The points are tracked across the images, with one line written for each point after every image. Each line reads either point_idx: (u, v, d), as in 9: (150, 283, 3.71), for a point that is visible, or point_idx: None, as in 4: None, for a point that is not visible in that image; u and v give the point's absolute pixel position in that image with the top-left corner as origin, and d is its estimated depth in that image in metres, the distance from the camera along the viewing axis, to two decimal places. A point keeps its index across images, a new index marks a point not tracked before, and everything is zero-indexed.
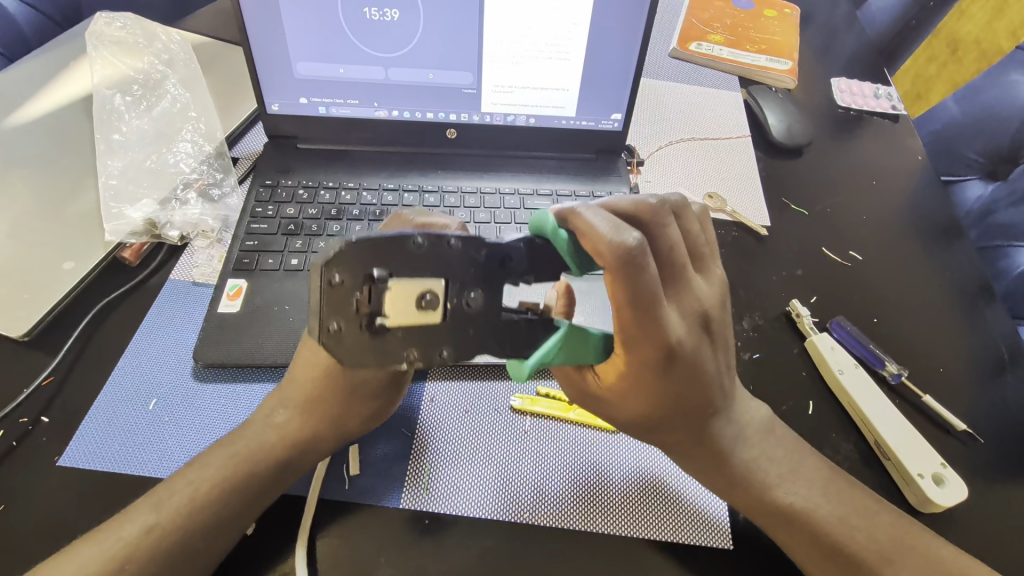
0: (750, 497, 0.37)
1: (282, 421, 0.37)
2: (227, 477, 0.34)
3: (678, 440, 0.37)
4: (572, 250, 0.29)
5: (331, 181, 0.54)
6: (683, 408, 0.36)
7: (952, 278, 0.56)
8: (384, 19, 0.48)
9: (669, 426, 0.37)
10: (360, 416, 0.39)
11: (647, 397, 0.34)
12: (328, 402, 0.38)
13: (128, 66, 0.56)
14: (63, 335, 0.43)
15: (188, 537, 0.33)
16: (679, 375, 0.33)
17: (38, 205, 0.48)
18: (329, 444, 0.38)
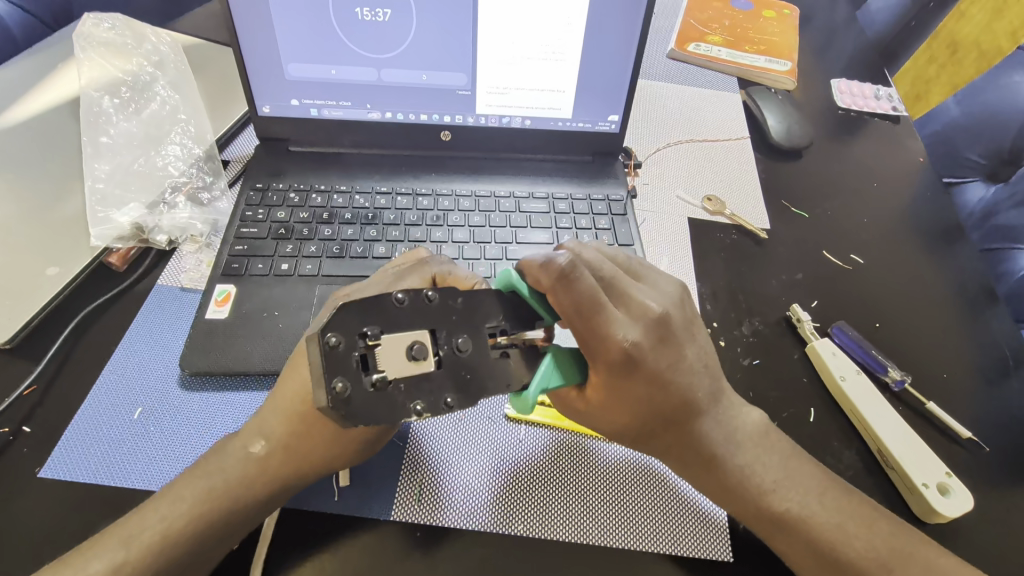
0: (745, 508, 0.36)
1: (262, 453, 0.35)
2: (204, 492, 0.33)
3: (670, 451, 0.37)
4: (535, 297, 0.31)
5: (323, 184, 0.53)
6: (669, 418, 0.36)
7: (955, 282, 0.55)
8: (376, 20, 0.47)
9: (659, 437, 0.37)
10: (348, 451, 0.36)
11: (630, 405, 0.34)
12: (314, 437, 0.35)
13: (117, 68, 0.56)
14: (47, 341, 0.42)
15: (167, 555, 0.32)
16: (652, 379, 0.34)
17: (24, 208, 0.47)
18: (310, 481, 0.36)
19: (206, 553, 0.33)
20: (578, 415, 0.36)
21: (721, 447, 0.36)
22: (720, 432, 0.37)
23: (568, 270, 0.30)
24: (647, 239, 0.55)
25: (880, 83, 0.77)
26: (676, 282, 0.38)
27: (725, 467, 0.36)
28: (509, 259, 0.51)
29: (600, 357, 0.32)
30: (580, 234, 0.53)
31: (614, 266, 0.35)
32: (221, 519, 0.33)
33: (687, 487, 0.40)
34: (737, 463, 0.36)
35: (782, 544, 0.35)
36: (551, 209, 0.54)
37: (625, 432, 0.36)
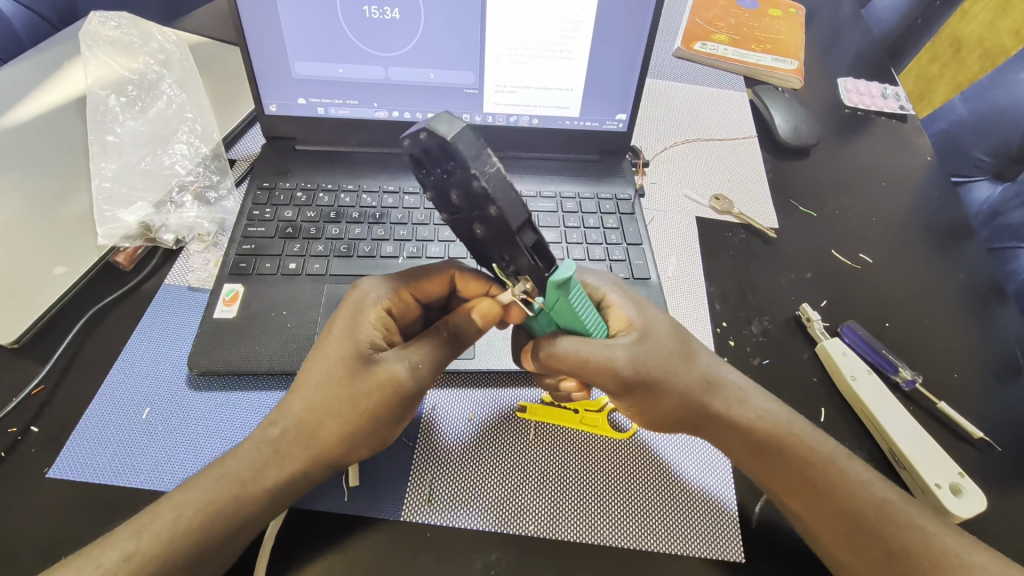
0: (777, 488, 0.37)
1: (281, 437, 0.34)
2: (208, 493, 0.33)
3: (699, 385, 0.38)
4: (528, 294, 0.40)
5: (330, 183, 0.53)
6: (681, 348, 0.38)
7: (964, 281, 0.55)
8: (384, 18, 0.46)
9: (685, 364, 0.38)
10: (357, 437, 0.35)
11: (644, 319, 0.38)
12: (331, 410, 0.34)
13: (123, 66, 0.55)
14: (53, 341, 0.42)
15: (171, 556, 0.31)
16: (643, 300, 0.40)
17: (30, 207, 0.46)
18: (318, 474, 0.35)
19: (220, 552, 0.32)
20: (627, 352, 0.35)
21: (744, 409, 0.38)
22: (733, 386, 0.39)
23: None
24: (655, 239, 0.55)
25: (886, 82, 0.77)
26: None
27: (766, 442, 0.37)
28: None
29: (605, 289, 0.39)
30: (589, 233, 0.52)
31: None
32: (230, 519, 0.32)
33: (698, 487, 0.39)
34: (767, 451, 0.37)
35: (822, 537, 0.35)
36: (559, 208, 0.54)
37: (660, 356, 0.37)
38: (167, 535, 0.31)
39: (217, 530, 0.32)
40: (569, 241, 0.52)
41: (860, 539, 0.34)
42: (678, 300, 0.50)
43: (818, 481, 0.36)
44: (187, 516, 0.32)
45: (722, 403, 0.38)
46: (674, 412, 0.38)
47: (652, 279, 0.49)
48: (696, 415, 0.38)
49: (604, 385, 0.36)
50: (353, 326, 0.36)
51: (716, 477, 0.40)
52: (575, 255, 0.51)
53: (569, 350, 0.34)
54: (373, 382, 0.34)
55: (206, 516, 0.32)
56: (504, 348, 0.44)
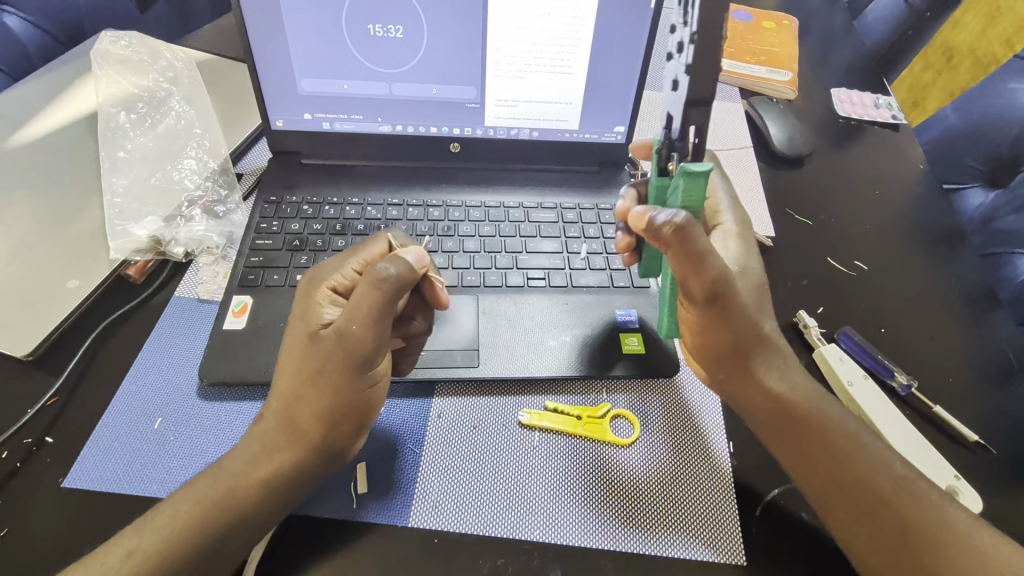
0: (795, 454, 0.39)
1: (279, 440, 0.35)
2: (216, 497, 0.33)
3: (749, 329, 0.40)
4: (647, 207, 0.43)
5: (335, 197, 0.54)
6: (756, 280, 0.43)
7: (958, 287, 0.56)
8: (388, 36, 0.48)
9: (754, 300, 0.42)
10: (330, 417, 0.35)
11: (732, 255, 0.44)
12: (300, 397, 0.35)
13: (133, 84, 0.57)
14: (67, 355, 0.43)
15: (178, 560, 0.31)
16: (752, 241, 0.46)
17: (44, 223, 0.47)
18: (312, 465, 0.35)
19: (222, 553, 0.33)
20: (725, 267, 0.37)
21: (771, 372, 0.41)
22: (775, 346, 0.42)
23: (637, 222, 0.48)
24: None
25: (879, 92, 0.78)
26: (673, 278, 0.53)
27: (790, 406, 0.40)
28: (519, 268, 0.51)
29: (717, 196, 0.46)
30: (589, 242, 0.53)
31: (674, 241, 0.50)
32: (235, 521, 0.33)
33: (699, 492, 0.40)
34: (791, 419, 0.39)
35: (834, 508, 0.37)
36: (559, 218, 0.55)
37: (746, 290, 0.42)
38: (171, 535, 0.32)
39: (217, 524, 0.33)
40: (571, 250, 0.52)
41: (870, 506, 0.35)
42: None
43: (838, 448, 0.38)
44: (190, 513, 0.33)
45: (759, 361, 0.41)
46: (718, 343, 0.40)
47: (652, 287, 0.50)
48: (738, 360, 0.41)
49: (694, 289, 0.38)
50: (304, 312, 0.37)
51: (713, 480, 0.41)
52: (576, 265, 0.51)
53: (692, 235, 0.35)
54: (323, 354, 0.35)
55: (215, 521, 0.33)
56: (507, 356, 0.45)
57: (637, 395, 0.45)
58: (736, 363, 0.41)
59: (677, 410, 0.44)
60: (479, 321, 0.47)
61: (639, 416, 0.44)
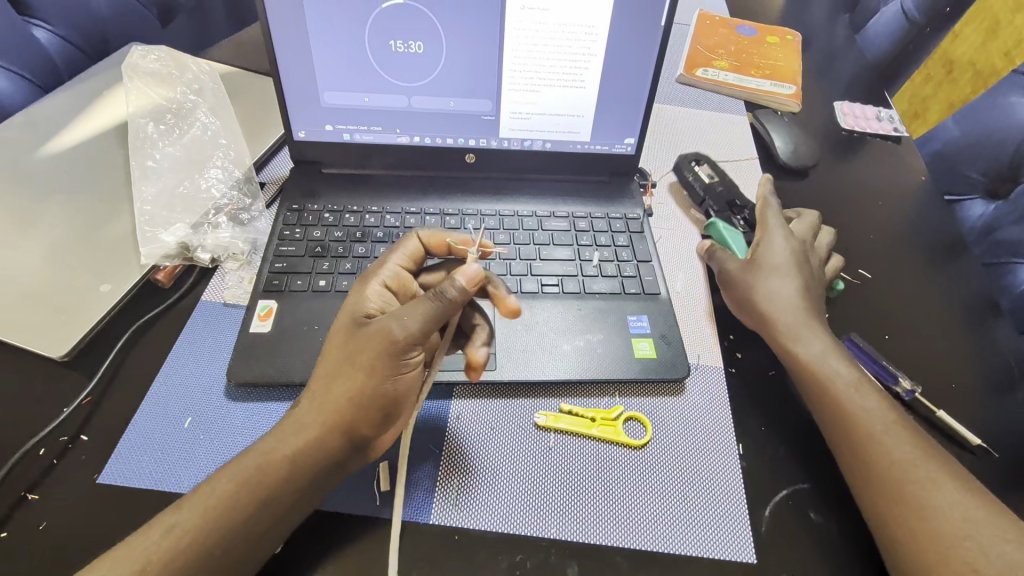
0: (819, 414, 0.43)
1: (309, 422, 0.37)
2: (246, 482, 0.34)
3: (764, 305, 0.49)
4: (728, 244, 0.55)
5: (355, 205, 0.56)
6: (777, 264, 0.50)
7: (960, 296, 0.58)
8: (409, 51, 0.50)
9: (766, 281, 0.50)
10: (365, 400, 0.37)
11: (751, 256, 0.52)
12: (337, 376, 0.37)
13: (161, 96, 0.59)
14: (100, 356, 0.44)
15: (207, 538, 0.32)
16: (783, 241, 0.52)
17: (77, 229, 0.49)
18: (337, 445, 0.37)
19: (251, 531, 0.34)
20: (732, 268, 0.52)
21: (802, 344, 0.46)
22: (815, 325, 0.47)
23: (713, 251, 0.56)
24: (663, 256, 0.58)
25: (880, 105, 0.80)
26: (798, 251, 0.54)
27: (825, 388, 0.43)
28: (534, 274, 0.52)
29: (767, 215, 0.55)
30: (601, 250, 0.55)
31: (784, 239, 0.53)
32: (262, 499, 0.34)
33: (710, 492, 0.42)
34: (813, 385, 0.44)
35: (847, 458, 0.40)
36: (572, 227, 0.57)
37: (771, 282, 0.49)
38: (202, 516, 0.33)
39: (252, 499, 0.34)
40: (583, 258, 0.54)
41: (892, 483, 0.38)
42: (683, 314, 0.53)
43: (862, 430, 0.40)
44: (228, 490, 0.34)
45: (784, 335, 0.47)
46: (750, 317, 0.50)
47: (662, 294, 0.52)
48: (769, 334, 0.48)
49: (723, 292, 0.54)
50: (355, 301, 0.40)
51: (722, 477, 0.42)
52: (589, 272, 0.53)
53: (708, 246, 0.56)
54: (364, 339, 0.37)
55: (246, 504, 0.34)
56: (523, 360, 0.46)
57: (649, 396, 0.47)
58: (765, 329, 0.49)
59: (689, 411, 0.46)
60: (496, 325, 0.48)
61: (651, 418, 0.45)
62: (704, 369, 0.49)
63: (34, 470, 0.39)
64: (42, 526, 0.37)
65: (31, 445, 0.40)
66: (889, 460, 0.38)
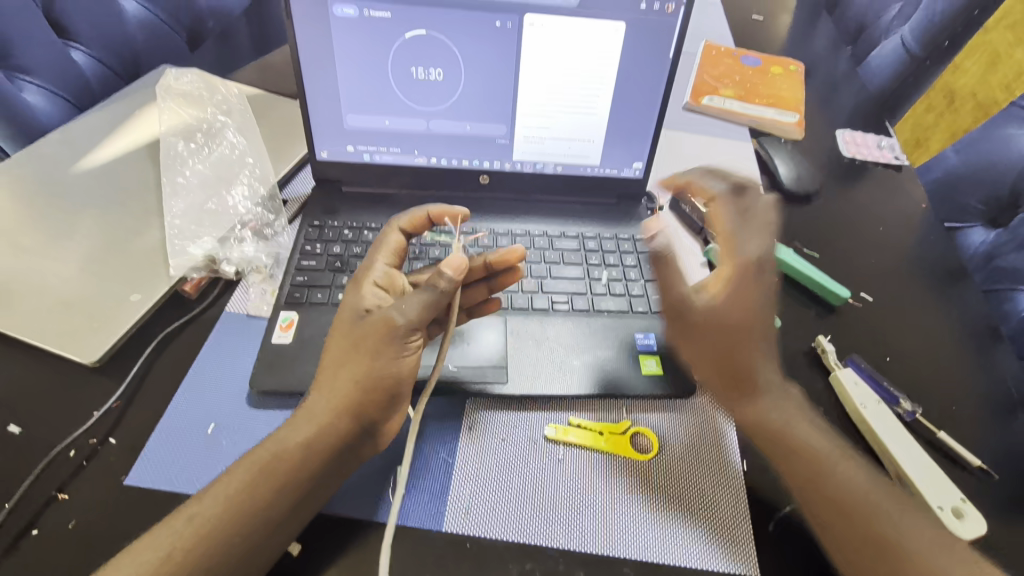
0: (789, 474, 0.42)
1: (319, 411, 0.38)
2: (260, 472, 0.36)
3: (744, 368, 0.45)
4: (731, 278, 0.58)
5: (373, 223, 0.58)
6: (734, 296, 0.45)
7: (960, 320, 0.59)
8: (429, 78, 0.53)
9: (729, 340, 0.45)
10: (370, 384, 0.39)
11: (726, 296, 0.46)
12: (342, 362, 0.39)
13: (191, 116, 0.62)
14: (128, 363, 0.46)
15: (228, 528, 0.34)
16: (758, 280, 0.45)
17: (110, 241, 0.52)
18: (345, 429, 0.38)
19: (268, 515, 0.35)
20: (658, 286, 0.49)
21: (767, 403, 0.44)
22: (773, 377, 0.45)
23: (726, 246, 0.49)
24: None
25: (882, 134, 0.83)
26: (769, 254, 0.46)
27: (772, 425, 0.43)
28: (544, 292, 0.54)
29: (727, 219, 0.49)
30: (610, 269, 0.57)
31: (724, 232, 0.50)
32: (280, 486, 0.36)
33: (715, 503, 0.43)
34: (779, 446, 0.43)
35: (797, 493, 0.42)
36: (582, 246, 0.59)
37: (716, 311, 0.45)
38: (218, 508, 0.35)
39: (268, 488, 0.36)
40: (592, 277, 0.56)
41: (840, 519, 0.39)
42: None
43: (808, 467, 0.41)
44: (244, 480, 0.36)
45: (755, 394, 0.44)
46: (705, 376, 0.47)
47: None
48: (740, 397, 0.45)
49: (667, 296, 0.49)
50: (354, 299, 0.42)
51: (725, 485, 0.44)
52: (598, 291, 0.55)
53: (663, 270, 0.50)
54: (366, 326, 0.39)
55: (264, 494, 0.36)
56: (534, 375, 0.48)
57: (656, 411, 0.48)
58: (729, 392, 0.45)
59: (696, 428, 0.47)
60: (508, 340, 0.50)
61: (658, 432, 0.47)
62: None
63: (64, 471, 0.41)
64: (70, 526, 0.38)
65: (61, 447, 0.41)
66: (836, 495, 0.40)
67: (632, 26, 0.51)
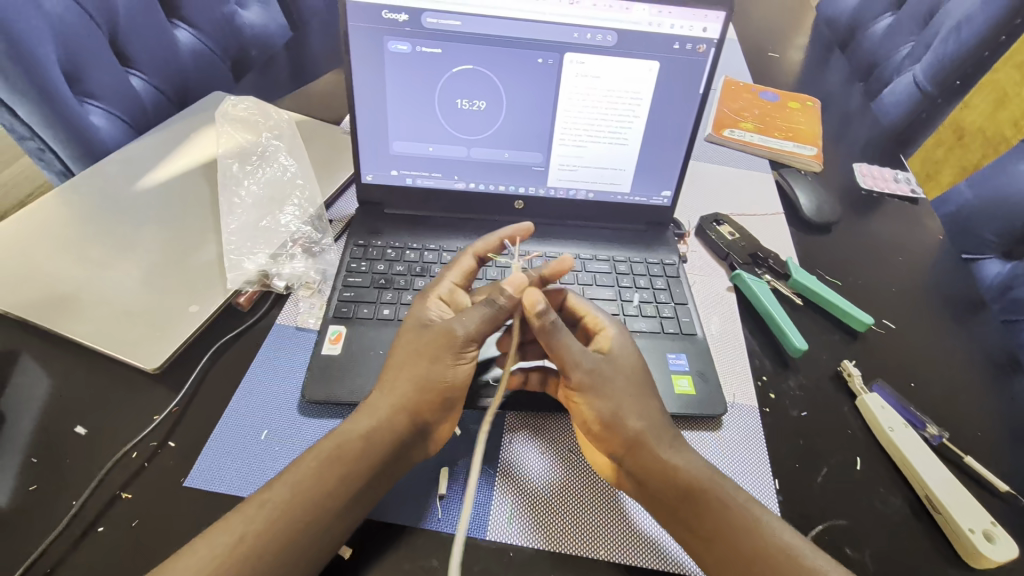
0: (687, 523, 0.40)
1: (379, 410, 0.41)
2: (325, 462, 0.39)
3: (658, 429, 0.43)
4: (761, 303, 0.60)
5: (414, 243, 0.61)
6: (620, 366, 0.45)
7: (981, 349, 0.60)
8: (472, 108, 0.56)
9: (637, 395, 0.44)
10: (428, 387, 0.42)
11: (636, 354, 0.46)
12: (402, 366, 0.43)
13: (245, 139, 0.66)
14: (187, 371, 0.49)
15: (293, 513, 0.36)
16: (632, 341, 0.47)
17: (169, 255, 0.54)
18: (404, 429, 0.41)
19: (333, 504, 0.38)
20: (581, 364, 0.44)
21: (678, 456, 0.42)
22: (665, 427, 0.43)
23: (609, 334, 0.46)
24: (698, 300, 0.61)
25: (898, 168, 0.86)
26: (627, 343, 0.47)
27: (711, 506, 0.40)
28: None
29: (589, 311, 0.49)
30: (641, 292, 0.59)
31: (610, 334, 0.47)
32: (343, 476, 0.38)
33: None
34: (693, 497, 0.40)
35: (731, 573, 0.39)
36: (613, 269, 0.61)
37: (618, 378, 0.44)
38: (286, 499, 0.37)
39: (335, 477, 0.38)
40: (623, 298, 0.58)
41: None
42: (719, 354, 0.56)
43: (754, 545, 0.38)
44: (311, 469, 0.38)
45: (661, 446, 0.42)
46: (615, 438, 0.42)
47: (698, 334, 0.55)
48: (644, 454, 0.42)
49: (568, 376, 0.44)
50: (418, 309, 0.46)
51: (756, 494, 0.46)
52: (630, 312, 0.57)
53: (559, 341, 0.43)
54: (428, 335, 0.43)
55: (329, 483, 0.38)
56: None
57: (688, 430, 0.50)
58: (637, 453, 0.42)
59: (727, 446, 0.49)
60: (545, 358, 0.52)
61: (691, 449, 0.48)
62: (740, 407, 0.52)
63: (126, 471, 0.42)
64: (133, 524, 0.40)
65: (125, 448, 0.43)
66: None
67: (666, 64, 0.54)
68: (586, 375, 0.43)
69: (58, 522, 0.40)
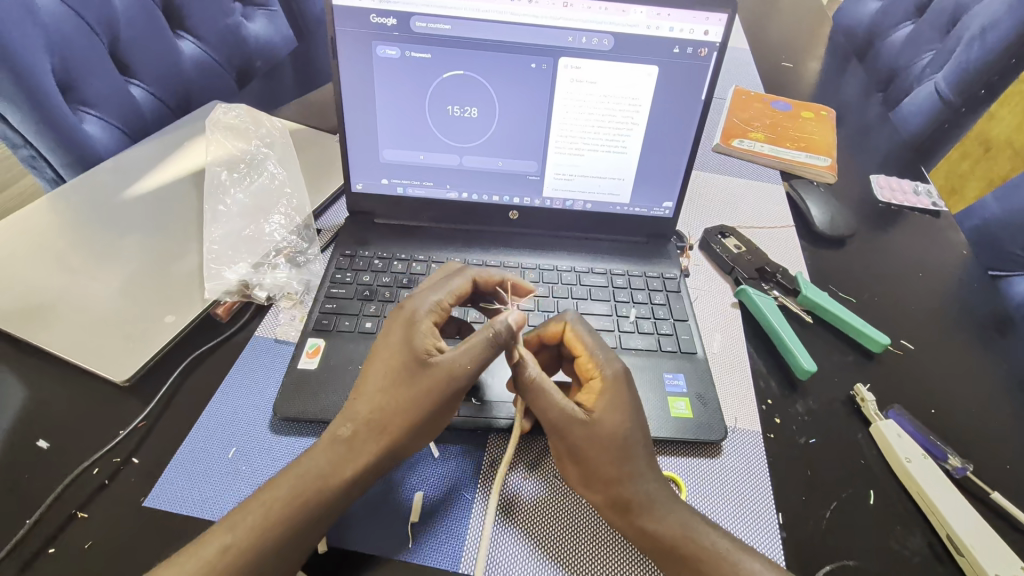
0: None
1: (358, 443, 0.38)
2: (300, 495, 0.36)
3: (642, 493, 0.39)
4: (767, 323, 0.56)
5: (403, 254, 0.59)
6: (606, 419, 0.39)
7: (1011, 373, 0.56)
8: (464, 115, 0.54)
9: (615, 459, 0.39)
10: (421, 428, 0.39)
11: (626, 411, 0.39)
12: (394, 410, 0.38)
13: (235, 147, 0.66)
14: (158, 384, 0.47)
15: (261, 548, 0.34)
16: (626, 399, 0.40)
17: (149, 264, 0.53)
18: (386, 464, 0.39)
19: (307, 539, 0.36)
20: (556, 419, 0.39)
21: (657, 518, 0.38)
22: (654, 484, 0.39)
23: (601, 379, 0.41)
24: (700, 317, 0.58)
25: (918, 179, 0.81)
26: (624, 385, 0.40)
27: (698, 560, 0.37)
28: None
29: (590, 345, 0.42)
30: (638, 307, 0.56)
31: (608, 373, 0.41)
32: (318, 513, 0.36)
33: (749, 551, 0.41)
34: (674, 559, 0.37)
35: None
36: (610, 283, 0.58)
37: (601, 437, 0.39)
38: (253, 529, 0.34)
39: (307, 516, 0.35)
40: (620, 314, 0.55)
41: None
42: (719, 374, 0.53)
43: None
44: (284, 500, 0.35)
45: (646, 512, 0.38)
46: (596, 495, 0.40)
47: (698, 354, 0.52)
48: (626, 516, 0.39)
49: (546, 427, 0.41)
50: (408, 336, 0.40)
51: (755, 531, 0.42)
52: (625, 328, 0.54)
53: (533, 396, 0.40)
54: (429, 379, 0.39)
55: (298, 514, 0.35)
56: None
57: (684, 457, 0.46)
58: (617, 510, 0.39)
59: (727, 475, 0.45)
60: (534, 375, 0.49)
61: (685, 477, 0.45)
62: (742, 433, 0.48)
63: (86, 490, 0.41)
64: (86, 546, 0.38)
65: (86, 465, 0.42)
66: None
67: (664, 69, 0.52)
68: (555, 428, 0.40)
69: (9, 541, 0.38)
